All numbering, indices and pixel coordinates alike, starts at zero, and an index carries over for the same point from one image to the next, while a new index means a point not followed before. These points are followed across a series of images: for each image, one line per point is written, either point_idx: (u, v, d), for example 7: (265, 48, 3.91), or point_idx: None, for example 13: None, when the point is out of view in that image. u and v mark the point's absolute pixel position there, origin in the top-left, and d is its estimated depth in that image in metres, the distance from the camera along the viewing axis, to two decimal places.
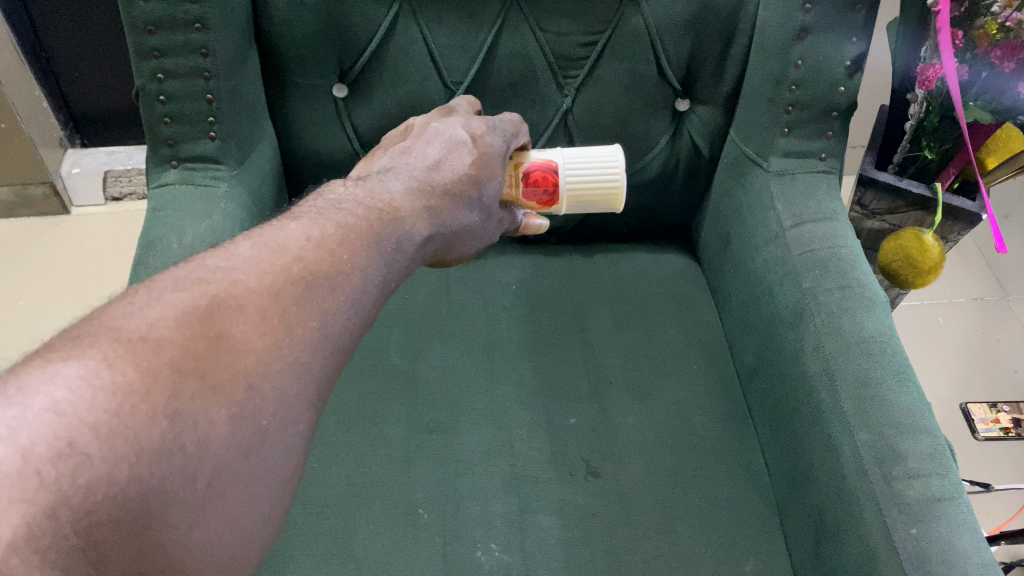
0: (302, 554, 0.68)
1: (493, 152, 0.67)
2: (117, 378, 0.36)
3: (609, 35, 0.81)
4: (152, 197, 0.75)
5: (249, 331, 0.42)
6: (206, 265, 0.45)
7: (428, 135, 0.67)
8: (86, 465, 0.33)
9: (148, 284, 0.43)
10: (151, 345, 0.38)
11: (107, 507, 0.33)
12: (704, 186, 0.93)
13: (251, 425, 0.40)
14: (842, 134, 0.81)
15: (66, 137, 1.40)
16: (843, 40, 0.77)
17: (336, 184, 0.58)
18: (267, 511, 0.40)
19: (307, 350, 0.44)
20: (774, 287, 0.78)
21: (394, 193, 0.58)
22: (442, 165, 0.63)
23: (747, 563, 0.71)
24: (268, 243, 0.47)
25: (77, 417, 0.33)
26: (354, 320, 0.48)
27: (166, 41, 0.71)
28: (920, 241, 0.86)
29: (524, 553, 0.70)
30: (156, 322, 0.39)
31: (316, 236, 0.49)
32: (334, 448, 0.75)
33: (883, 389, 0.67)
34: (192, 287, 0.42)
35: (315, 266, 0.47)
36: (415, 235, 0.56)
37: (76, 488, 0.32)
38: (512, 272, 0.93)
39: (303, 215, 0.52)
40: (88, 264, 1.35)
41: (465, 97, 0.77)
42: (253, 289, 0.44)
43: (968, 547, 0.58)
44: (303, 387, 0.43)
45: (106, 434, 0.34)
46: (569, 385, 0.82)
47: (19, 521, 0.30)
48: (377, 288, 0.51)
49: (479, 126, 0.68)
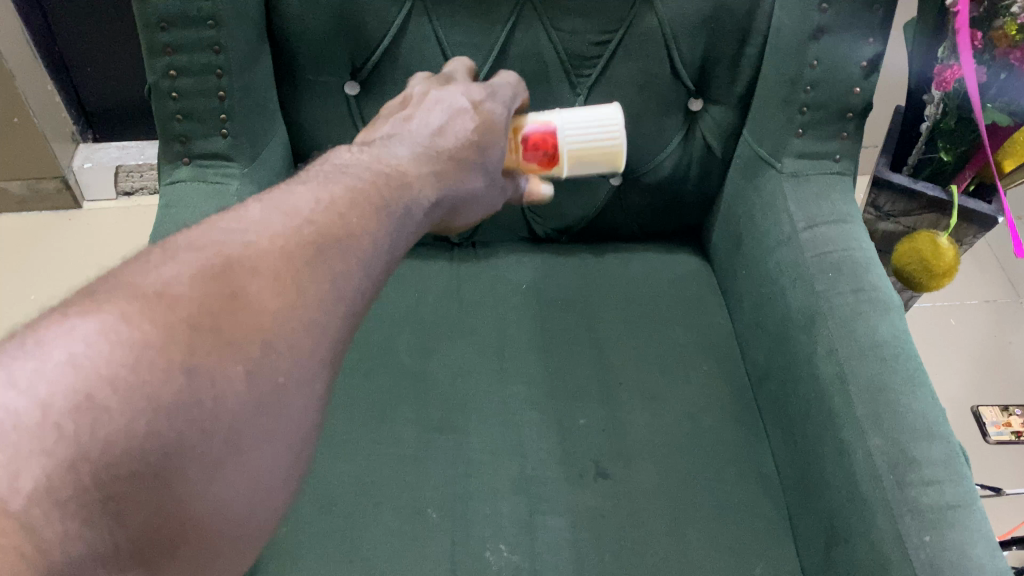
0: (310, 553, 0.68)
1: (495, 118, 0.63)
2: (135, 332, 0.34)
3: (623, 34, 0.80)
4: (164, 194, 0.76)
5: (265, 291, 0.39)
6: (218, 226, 0.42)
7: (428, 102, 0.62)
8: (104, 419, 0.32)
9: (163, 243, 0.41)
10: (167, 302, 0.36)
11: (127, 461, 0.32)
12: (717, 187, 0.92)
13: (269, 382, 0.38)
14: (857, 134, 0.81)
15: (77, 132, 1.40)
16: (859, 42, 0.76)
17: (340, 149, 0.55)
18: (290, 468, 0.39)
19: (326, 312, 0.41)
20: (787, 290, 0.77)
21: (401, 159, 0.55)
22: (446, 132, 0.59)
23: (756, 566, 0.71)
24: (279, 204, 0.44)
25: (94, 370, 0.32)
26: (365, 283, 0.45)
27: (179, 37, 0.70)
28: (933, 243, 0.85)
29: (533, 555, 0.70)
30: (171, 277, 0.37)
31: (324, 200, 0.46)
32: (344, 446, 0.75)
33: (898, 394, 0.66)
34: (206, 248, 0.40)
35: (326, 229, 0.44)
36: (422, 201, 0.54)
37: (94, 443, 0.31)
38: (523, 271, 0.92)
39: (312, 178, 0.49)
40: (100, 251, 1.37)
41: (459, 59, 0.73)
42: (268, 250, 0.41)
43: (981, 555, 0.57)
44: (318, 344, 0.41)
45: (124, 388, 0.33)
46: (579, 384, 0.82)
47: (39, 473, 0.30)
48: (387, 254, 0.48)
49: (479, 93, 0.64)
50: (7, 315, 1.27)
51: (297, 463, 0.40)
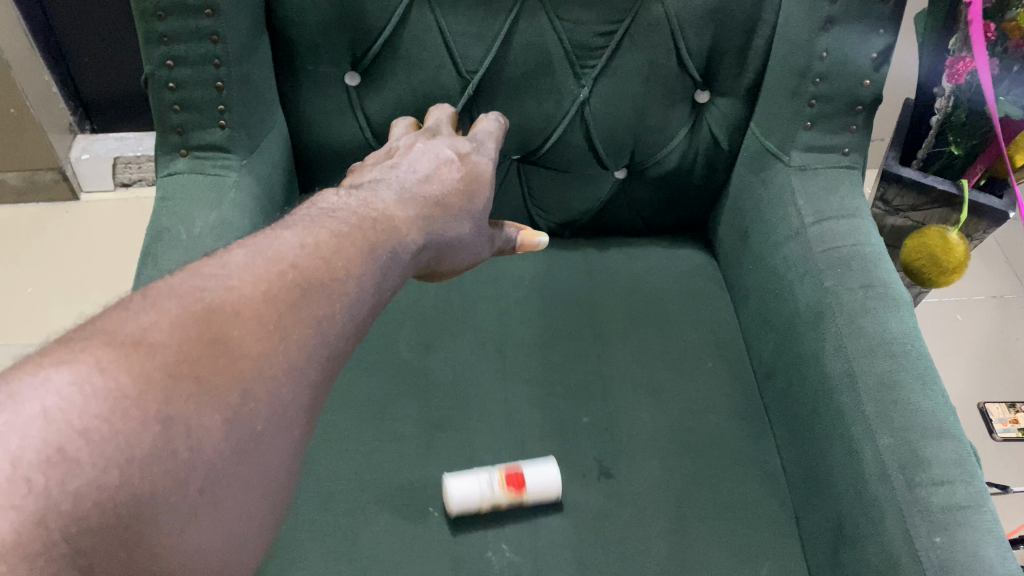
0: (310, 552, 0.67)
1: (480, 169, 0.67)
2: (110, 383, 0.34)
3: (629, 23, 0.78)
4: (161, 186, 0.75)
5: (247, 336, 0.40)
6: (201, 273, 0.43)
7: (416, 151, 0.66)
8: (75, 472, 0.31)
9: (142, 291, 0.41)
10: (144, 351, 0.36)
11: (97, 514, 0.31)
12: (722, 180, 0.91)
13: (246, 430, 0.38)
14: (866, 128, 0.79)
15: (76, 123, 1.39)
16: (870, 33, 0.74)
17: (328, 194, 0.56)
18: (258, 517, 0.39)
19: (305, 358, 0.43)
20: (794, 285, 0.76)
21: (389, 203, 0.56)
22: (433, 178, 0.62)
23: (762, 566, 0.70)
24: (263, 251, 0.46)
25: (67, 423, 0.32)
26: (348, 327, 0.46)
27: (177, 26, 0.69)
28: (944, 239, 0.84)
29: (535, 554, 0.69)
30: (150, 324, 0.38)
31: (310, 243, 0.47)
32: (343, 443, 0.74)
33: (908, 391, 0.65)
34: (185, 295, 0.40)
35: (309, 272, 0.45)
36: (409, 244, 0.55)
37: (65, 495, 0.30)
38: (525, 266, 0.91)
39: (297, 223, 0.50)
40: (98, 244, 1.36)
41: (441, 106, 0.81)
42: (250, 296, 0.42)
43: (994, 558, 0.56)
44: (299, 394, 0.42)
45: (97, 440, 0.32)
46: (583, 381, 0.81)
47: (8, 527, 0.28)
48: (371, 297, 0.49)
49: (465, 146, 0.68)
50: (6, 308, 1.25)
51: (269, 512, 0.40)
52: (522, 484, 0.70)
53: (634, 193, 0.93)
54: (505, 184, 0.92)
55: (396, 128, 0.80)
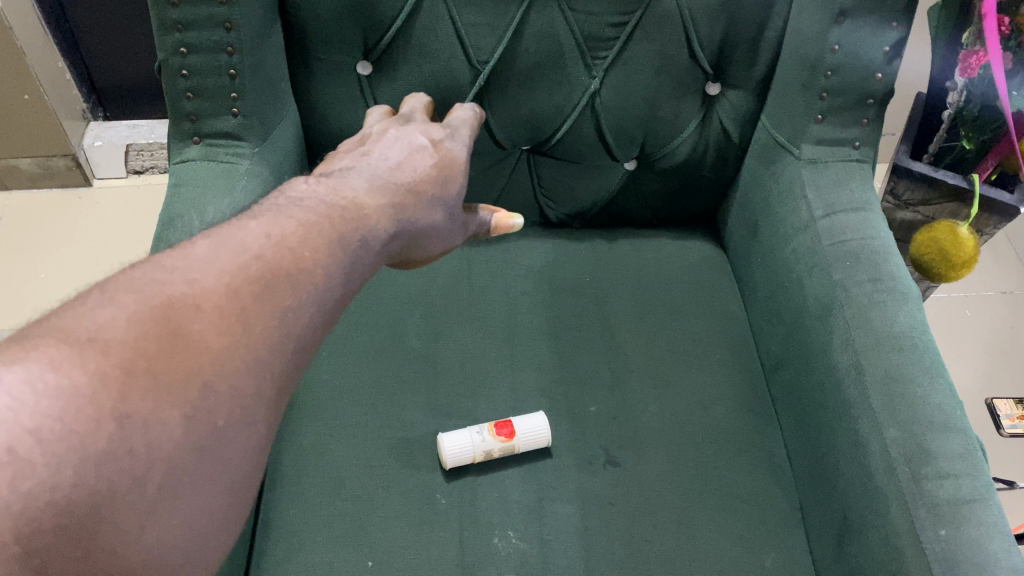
0: (317, 537, 0.68)
1: (454, 156, 0.66)
2: (63, 382, 0.33)
3: (640, 15, 0.77)
4: (174, 173, 0.76)
5: (208, 330, 0.40)
6: (162, 265, 0.42)
7: (387, 139, 0.65)
8: (27, 472, 0.31)
9: (102, 286, 0.40)
10: (99, 348, 0.35)
11: (52, 514, 0.31)
12: (733, 170, 0.91)
13: (206, 425, 0.38)
14: (877, 121, 0.79)
15: (90, 110, 1.39)
16: (882, 27, 0.74)
17: (296, 183, 0.56)
18: (227, 506, 0.39)
19: (267, 351, 0.42)
20: (803, 278, 0.76)
21: (358, 191, 0.56)
22: (404, 166, 0.61)
23: (767, 558, 0.70)
24: (227, 243, 0.45)
25: (17, 423, 0.31)
26: (316, 320, 0.46)
27: (190, 14, 0.69)
28: (954, 234, 0.84)
29: (541, 541, 0.69)
30: (107, 321, 0.37)
31: (276, 234, 0.47)
32: (352, 429, 0.74)
33: (914, 384, 0.65)
34: (146, 289, 0.40)
35: (275, 263, 0.45)
36: (380, 232, 0.55)
37: (16, 496, 0.30)
38: (534, 256, 0.91)
39: (262, 214, 0.50)
40: (111, 229, 1.37)
41: (416, 96, 0.78)
42: (212, 289, 0.41)
43: (998, 550, 0.57)
44: (262, 383, 0.42)
45: (49, 439, 0.32)
46: (589, 372, 0.81)
47: None
48: (340, 285, 0.49)
49: (438, 133, 0.68)
50: (19, 293, 1.27)
51: (237, 505, 0.40)
52: (511, 431, 0.73)
53: (643, 184, 0.93)
54: (516, 173, 0.93)
55: (370, 115, 0.75)
